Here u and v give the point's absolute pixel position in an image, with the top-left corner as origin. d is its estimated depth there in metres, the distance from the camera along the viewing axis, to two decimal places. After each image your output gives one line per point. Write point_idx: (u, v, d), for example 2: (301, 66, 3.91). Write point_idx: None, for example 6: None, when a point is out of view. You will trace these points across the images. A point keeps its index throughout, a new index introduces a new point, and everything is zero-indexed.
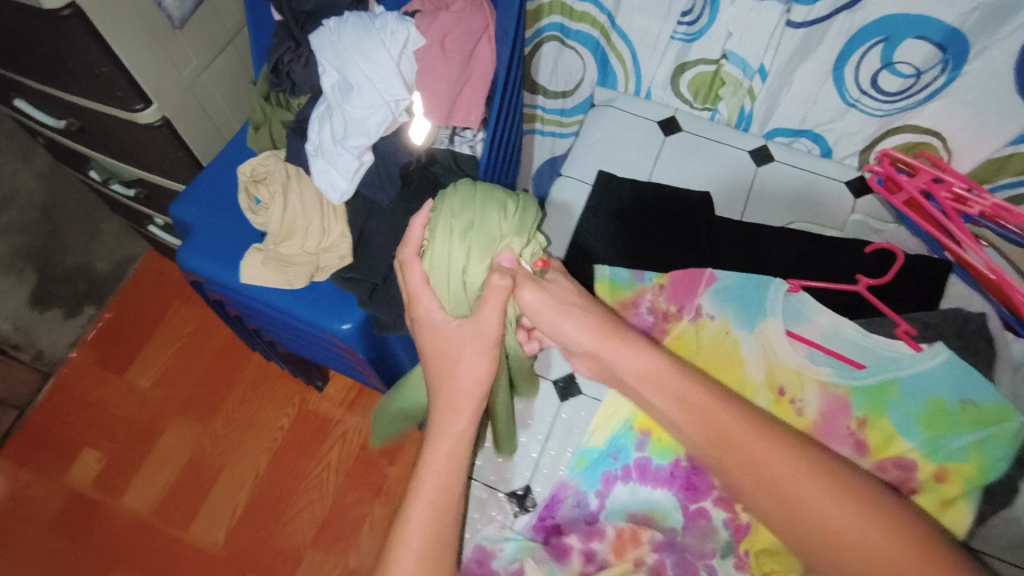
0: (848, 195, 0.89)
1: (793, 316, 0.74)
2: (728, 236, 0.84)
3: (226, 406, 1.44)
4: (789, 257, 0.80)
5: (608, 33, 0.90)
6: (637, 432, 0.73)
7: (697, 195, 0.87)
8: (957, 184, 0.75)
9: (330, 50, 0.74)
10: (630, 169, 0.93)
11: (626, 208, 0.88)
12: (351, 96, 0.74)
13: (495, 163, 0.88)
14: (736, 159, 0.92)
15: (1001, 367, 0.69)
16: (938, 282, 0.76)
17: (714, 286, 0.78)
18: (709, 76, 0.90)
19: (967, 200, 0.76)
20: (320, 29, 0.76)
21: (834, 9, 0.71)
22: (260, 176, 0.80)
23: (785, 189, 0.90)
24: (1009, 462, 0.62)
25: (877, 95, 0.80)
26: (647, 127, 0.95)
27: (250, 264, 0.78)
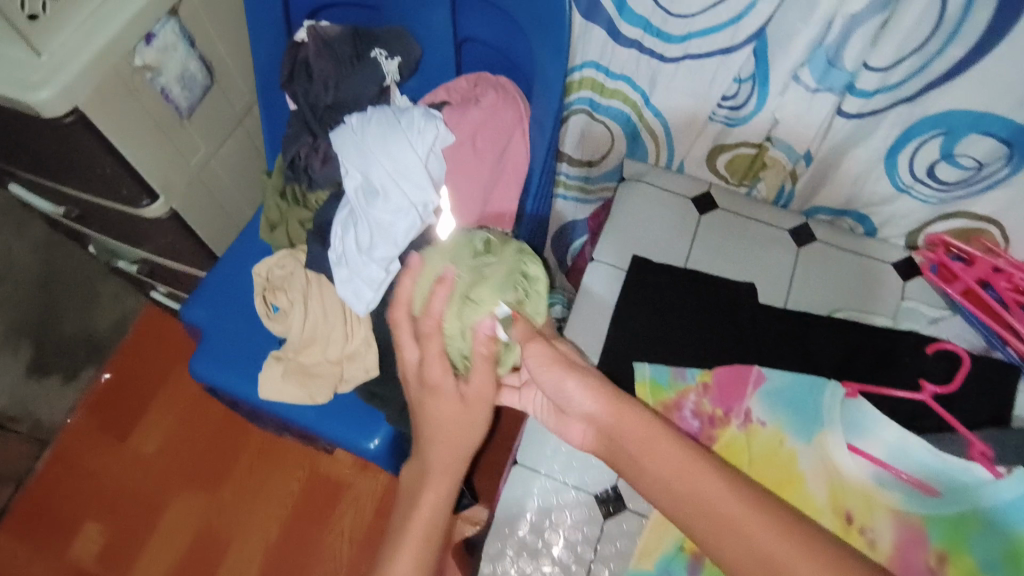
0: (895, 278, 0.84)
1: (854, 426, 0.71)
2: (775, 332, 0.80)
3: (234, 477, 1.37)
4: (841, 356, 0.77)
5: (640, 110, 0.85)
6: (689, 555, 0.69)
7: (743, 284, 0.84)
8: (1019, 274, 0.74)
9: (351, 150, 0.68)
10: (664, 255, 0.88)
11: (666, 300, 0.84)
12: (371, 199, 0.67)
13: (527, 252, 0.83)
14: (776, 240, 0.88)
15: None
16: (1011, 387, 0.71)
17: (763, 388, 0.74)
18: (749, 158, 0.84)
19: None
20: (342, 127, 0.69)
21: (891, 102, 0.67)
22: (274, 281, 0.75)
23: (830, 271, 0.86)
24: None
25: (931, 183, 0.74)
26: (681, 205, 0.91)
27: (268, 375, 0.73)
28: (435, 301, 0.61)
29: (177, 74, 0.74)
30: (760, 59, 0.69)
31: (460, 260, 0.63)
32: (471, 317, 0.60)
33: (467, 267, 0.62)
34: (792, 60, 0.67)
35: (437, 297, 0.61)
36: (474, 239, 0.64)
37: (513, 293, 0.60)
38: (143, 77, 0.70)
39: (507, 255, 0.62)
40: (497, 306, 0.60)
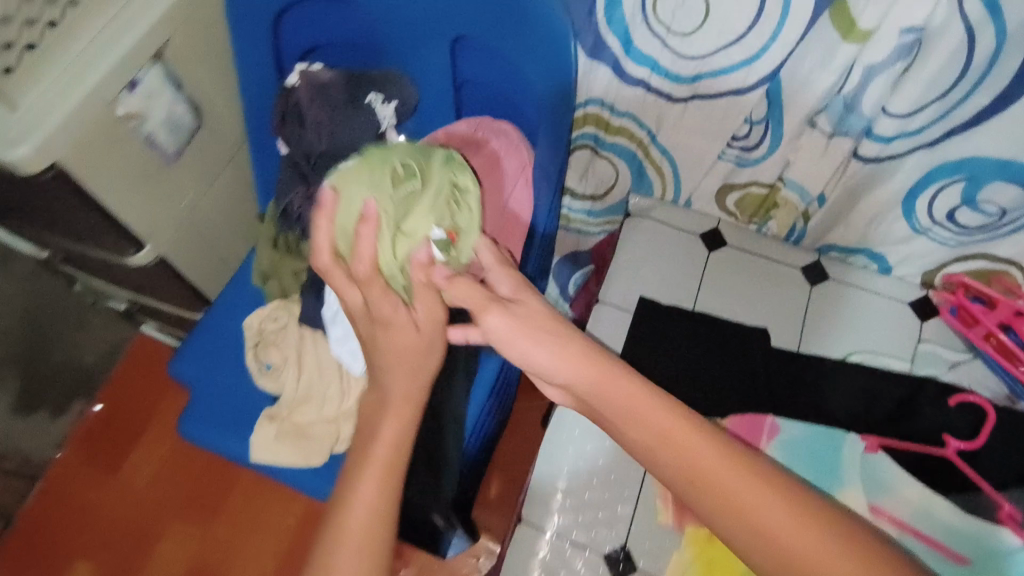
0: (912, 317, 0.81)
1: (873, 482, 0.69)
2: (789, 379, 0.77)
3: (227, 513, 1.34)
4: (858, 406, 0.74)
5: (647, 146, 0.82)
6: None
7: (755, 330, 0.81)
8: None
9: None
10: (672, 295, 0.85)
11: (675, 345, 0.80)
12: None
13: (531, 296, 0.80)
14: (788, 278, 0.85)
15: None
16: None
17: (778, 439, 0.72)
18: (760, 197, 0.82)
19: None
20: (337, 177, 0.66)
21: (911, 147, 0.64)
22: (266, 335, 0.72)
23: (845, 311, 0.83)
24: None
25: (951, 227, 0.72)
26: (689, 242, 0.88)
27: (261, 436, 0.70)
28: (365, 241, 0.52)
29: (162, 119, 0.70)
30: (774, 102, 0.66)
31: (381, 189, 0.56)
32: (404, 251, 0.55)
33: (391, 199, 0.56)
34: (809, 106, 0.64)
35: (369, 236, 0.52)
36: (394, 161, 0.57)
37: (446, 216, 0.57)
38: (126, 126, 0.66)
39: (432, 174, 0.58)
40: (430, 231, 0.57)
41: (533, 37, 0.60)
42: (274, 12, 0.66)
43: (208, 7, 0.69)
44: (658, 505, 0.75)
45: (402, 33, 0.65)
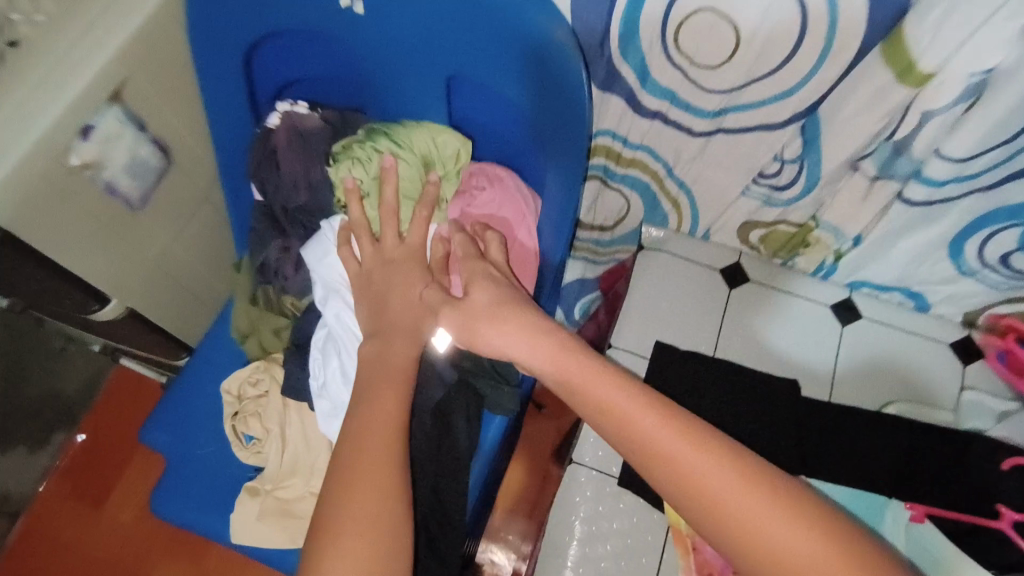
0: (953, 361, 0.75)
1: (922, 556, 0.63)
2: (821, 434, 0.71)
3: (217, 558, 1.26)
4: (897, 465, 0.68)
5: (662, 179, 0.75)
6: None
7: (784, 380, 0.73)
8: None
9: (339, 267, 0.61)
10: (691, 337, 0.78)
11: (696, 394, 0.73)
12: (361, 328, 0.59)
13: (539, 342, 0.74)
14: (818, 317, 0.78)
15: None
16: None
17: None
18: (788, 234, 0.75)
19: None
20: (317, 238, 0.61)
21: (965, 190, 0.57)
22: (247, 404, 0.65)
23: (880, 355, 0.76)
24: None
25: (1003, 271, 0.65)
26: (709, 278, 0.80)
27: (242, 515, 0.63)
28: (387, 221, 0.59)
29: (124, 163, 0.63)
30: (810, 141, 0.59)
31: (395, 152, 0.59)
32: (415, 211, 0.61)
33: (408, 162, 0.59)
34: (851, 145, 0.57)
35: (390, 218, 0.59)
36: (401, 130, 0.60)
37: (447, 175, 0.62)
38: (82, 176, 0.59)
39: (428, 135, 0.61)
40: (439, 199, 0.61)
41: (539, 78, 0.53)
42: (246, 48, 0.58)
43: (173, 39, 0.62)
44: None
45: (394, 70, 0.59)
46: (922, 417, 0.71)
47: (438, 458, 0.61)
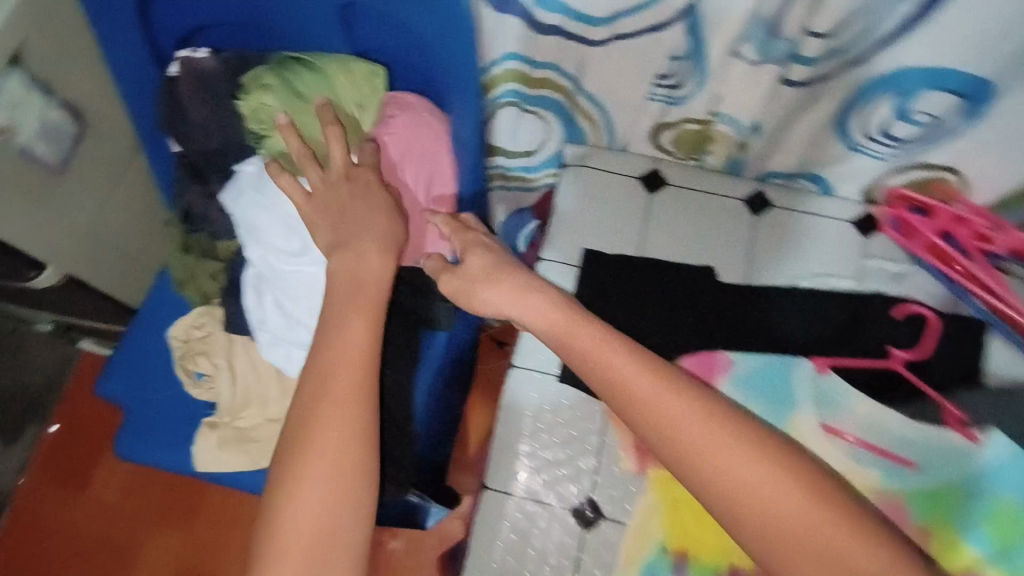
0: (854, 234, 0.81)
1: (826, 400, 0.70)
2: (736, 311, 0.77)
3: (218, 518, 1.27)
4: (806, 329, 0.75)
5: (573, 95, 0.79)
6: (672, 555, 0.72)
7: (699, 268, 0.80)
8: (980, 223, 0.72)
9: (254, 206, 0.63)
10: (616, 242, 0.83)
11: (620, 291, 0.80)
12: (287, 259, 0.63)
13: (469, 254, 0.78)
14: (731, 210, 0.84)
15: None
16: (975, 341, 0.70)
17: (731, 376, 0.73)
18: (695, 134, 0.79)
19: (990, 239, 0.72)
20: (233, 180, 0.64)
21: (837, 65, 0.62)
22: (193, 344, 0.70)
23: (789, 238, 0.82)
24: None
25: (884, 141, 0.71)
26: (627, 186, 0.85)
27: (203, 446, 0.69)
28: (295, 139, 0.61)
29: (37, 128, 0.64)
30: (696, 35, 0.63)
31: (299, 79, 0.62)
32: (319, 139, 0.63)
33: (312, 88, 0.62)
34: (732, 32, 0.61)
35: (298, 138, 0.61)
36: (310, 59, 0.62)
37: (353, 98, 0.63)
38: None
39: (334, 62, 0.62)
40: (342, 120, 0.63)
41: None
42: None
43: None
44: (621, 453, 0.76)
45: (289, 6, 0.60)
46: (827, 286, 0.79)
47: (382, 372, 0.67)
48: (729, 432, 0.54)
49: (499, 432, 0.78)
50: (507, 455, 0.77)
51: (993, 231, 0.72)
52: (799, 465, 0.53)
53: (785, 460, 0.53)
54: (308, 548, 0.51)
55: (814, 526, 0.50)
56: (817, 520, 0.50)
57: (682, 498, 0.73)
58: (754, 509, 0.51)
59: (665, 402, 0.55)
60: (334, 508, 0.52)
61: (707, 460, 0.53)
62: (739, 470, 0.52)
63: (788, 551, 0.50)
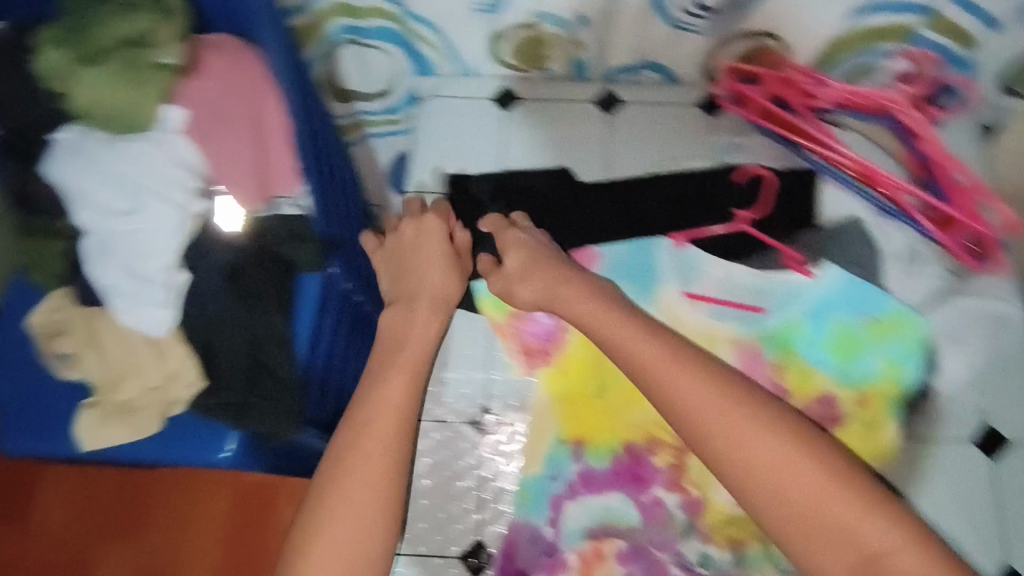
0: (702, 116, 0.84)
1: (686, 273, 0.72)
2: (599, 205, 0.79)
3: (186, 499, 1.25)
4: (665, 207, 0.77)
5: (406, 22, 0.80)
6: (569, 443, 0.72)
7: (554, 171, 0.82)
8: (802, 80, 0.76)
9: (82, 171, 0.62)
10: (478, 163, 0.84)
11: (488, 207, 0.81)
12: (126, 220, 0.63)
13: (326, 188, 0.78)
14: (585, 115, 0.85)
15: (885, 262, 0.71)
16: (808, 188, 0.74)
17: (599, 267, 0.74)
18: (532, 41, 0.82)
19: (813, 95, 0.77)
20: (56, 148, 0.63)
21: None
22: (55, 328, 0.68)
23: (642, 131, 0.84)
24: (918, 368, 0.66)
25: (695, 12, 0.76)
26: (481, 109, 0.86)
27: (84, 425, 0.67)
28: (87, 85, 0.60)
29: None
30: None
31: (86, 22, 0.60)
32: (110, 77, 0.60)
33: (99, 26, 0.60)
34: None
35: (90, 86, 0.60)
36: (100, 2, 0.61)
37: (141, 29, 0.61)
38: None
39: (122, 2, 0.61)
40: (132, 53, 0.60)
41: None
42: None
43: None
44: (508, 359, 0.76)
45: None
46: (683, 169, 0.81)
47: (252, 316, 0.67)
48: (747, 415, 0.59)
49: None
50: None
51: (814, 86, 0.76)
52: (812, 443, 0.58)
53: (794, 433, 0.58)
54: (342, 545, 0.60)
55: (821, 499, 0.55)
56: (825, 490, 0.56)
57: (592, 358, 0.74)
58: (766, 486, 0.56)
59: (677, 382, 0.61)
60: (371, 514, 0.62)
61: (730, 439, 0.58)
62: (756, 449, 0.57)
63: (796, 521, 0.55)
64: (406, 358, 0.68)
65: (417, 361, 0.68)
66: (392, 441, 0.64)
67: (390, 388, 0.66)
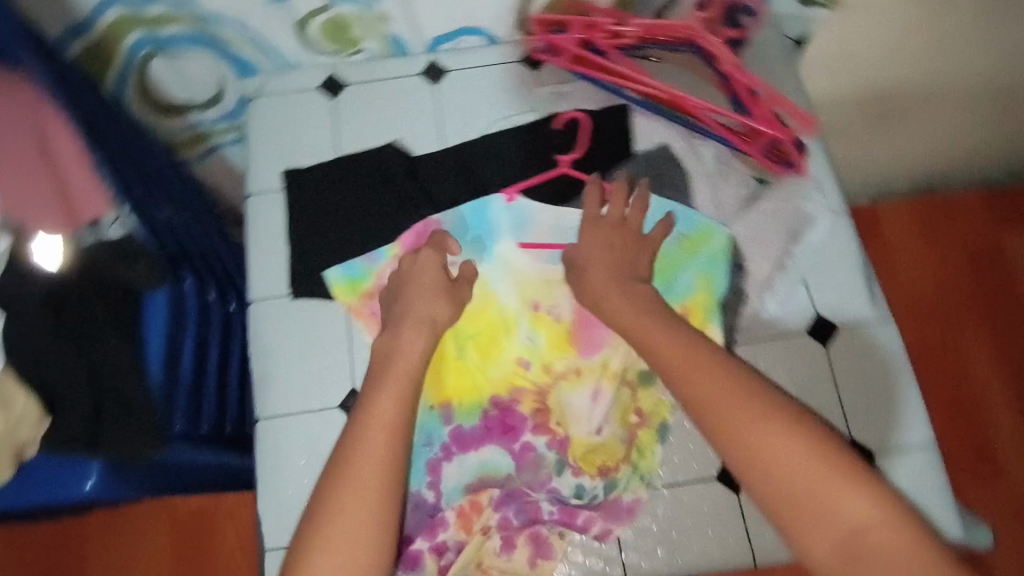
0: (525, 71, 0.85)
1: (520, 225, 0.76)
2: (436, 174, 0.81)
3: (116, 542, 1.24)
4: (498, 166, 0.79)
5: (204, 25, 0.78)
6: (438, 409, 0.73)
7: (386, 147, 0.83)
8: (605, 23, 0.78)
9: None
10: (315, 153, 0.84)
11: (326, 195, 0.81)
12: None
13: (154, 205, 0.77)
14: (411, 88, 0.86)
15: (696, 183, 0.77)
16: (622, 122, 0.79)
17: (443, 233, 0.77)
18: (337, 23, 0.81)
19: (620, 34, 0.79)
20: None
21: None
22: None
23: (470, 96, 0.85)
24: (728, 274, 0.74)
25: None
26: (309, 99, 0.85)
27: None
28: None
29: None
30: None
31: None
32: None
33: None
34: None
35: None
36: None
37: None
38: None
39: None
40: None
41: None
42: None
43: None
44: (368, 337, 0.77)
45: None
46: (516, 123, 0.82)
47: (85, 346, 0.69)
48: (752, 407, 0.63)
49: (255, 364, 0.77)
50: (265, 388, 0.76)
51: (618, 26, 0.78)
52: (810, 435, 0.61)
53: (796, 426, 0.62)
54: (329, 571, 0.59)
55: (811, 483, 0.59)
56: (820, 476, 0.59)
57: (473, 311, 0.75)
58: (762, 465, 0.60)
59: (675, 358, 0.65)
60: (359, 554, 0.60)
61: (730, 430, 0.62)
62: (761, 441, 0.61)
63: (779, 495, 0.60)
64: (393, 380, 0.68)
65: (404, 381, 0.68)
66: (385, 465, 0.63)
67: (380, 407, 0.66)
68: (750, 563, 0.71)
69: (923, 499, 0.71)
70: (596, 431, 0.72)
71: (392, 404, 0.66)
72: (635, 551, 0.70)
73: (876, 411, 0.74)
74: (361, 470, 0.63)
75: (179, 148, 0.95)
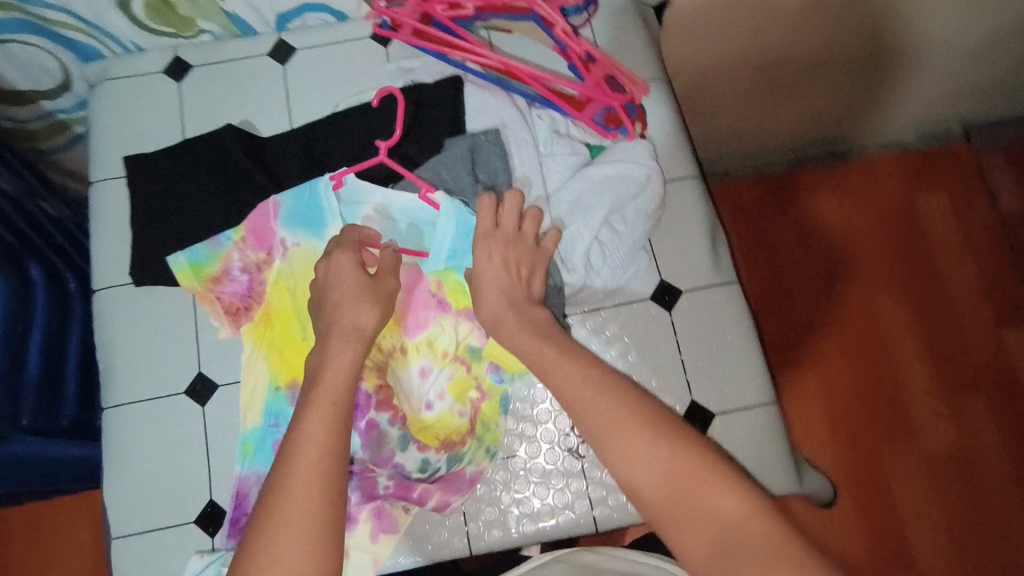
0: (376, 47, 0.84)
1: (354, 206, 0.76)
2: (281, 154, 0.80)
3: None
4: (343, 144, 0.79)
5: (24, 9, 0.76)
6: (285, 388, 0.73)
7: (228, 127, 0.80)
8: None
9: None
10: (160, 137, 0.82)
11: (168, 178, 0.79)
12: None
13: None
14: (259, 68, 0.84)
15: (518, 151, 0.75)
16: (457, 95, 0.78)
17: (280, 215, 0.75)
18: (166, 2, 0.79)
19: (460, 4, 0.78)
20: None
21: None
22: None
23: (318, 74, 0.83)
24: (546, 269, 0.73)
25: None
26: (153, 82, 0.83)
27: None
28: None
29: None
30: None
31: None
32: None
33: None
34: None
35: None
36: None
37: None
38: None
39: None
40: None
41: None
42: None
43: None
44: (215, 323, 0.76)
45: None
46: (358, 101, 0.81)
47: None
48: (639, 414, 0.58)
49: (101, 352, 0.77)
50: (112, 375, 0.76)
51: None
52: (692, 442, 0.56)
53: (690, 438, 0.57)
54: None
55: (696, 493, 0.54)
56: (693, 476, 0.54)
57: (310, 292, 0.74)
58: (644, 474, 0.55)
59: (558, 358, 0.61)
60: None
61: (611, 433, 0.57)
62: (631, 452, 0.56)
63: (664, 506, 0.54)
64: (319, 393, 0.61)
65: (330, 393, 0.61)
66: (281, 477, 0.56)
67: (310, 427, 0.58)
68: (591, 525, 0.72)
69: (763, 456, 0.74)
70: (426, 406, 0.73)
71: (325, 425, 0.58)
72: (478, 521, 0.71)
73: (719, 374, 0.75)
74: (278, 496, 0.54)
75: (41, 138, 0.96)
